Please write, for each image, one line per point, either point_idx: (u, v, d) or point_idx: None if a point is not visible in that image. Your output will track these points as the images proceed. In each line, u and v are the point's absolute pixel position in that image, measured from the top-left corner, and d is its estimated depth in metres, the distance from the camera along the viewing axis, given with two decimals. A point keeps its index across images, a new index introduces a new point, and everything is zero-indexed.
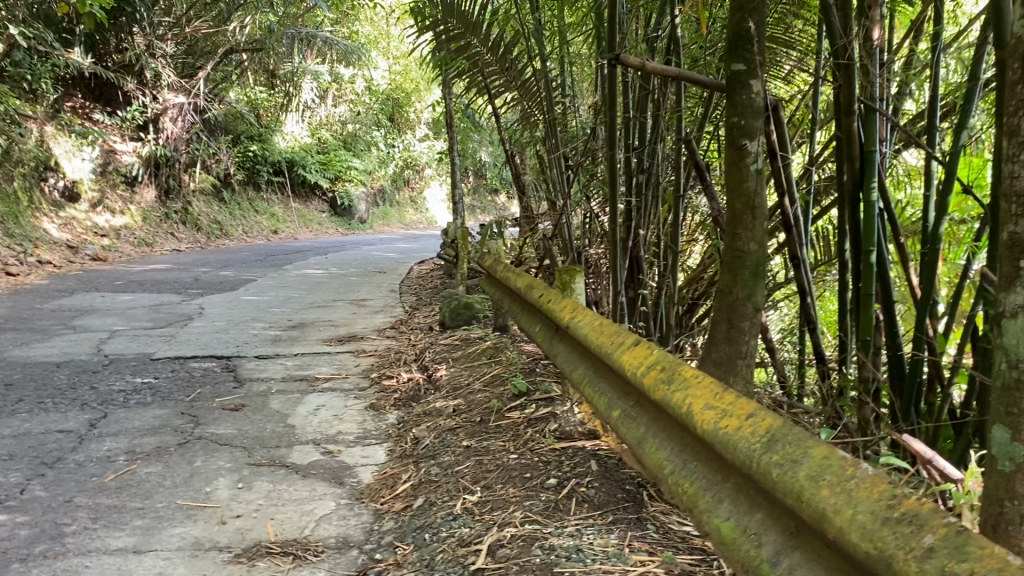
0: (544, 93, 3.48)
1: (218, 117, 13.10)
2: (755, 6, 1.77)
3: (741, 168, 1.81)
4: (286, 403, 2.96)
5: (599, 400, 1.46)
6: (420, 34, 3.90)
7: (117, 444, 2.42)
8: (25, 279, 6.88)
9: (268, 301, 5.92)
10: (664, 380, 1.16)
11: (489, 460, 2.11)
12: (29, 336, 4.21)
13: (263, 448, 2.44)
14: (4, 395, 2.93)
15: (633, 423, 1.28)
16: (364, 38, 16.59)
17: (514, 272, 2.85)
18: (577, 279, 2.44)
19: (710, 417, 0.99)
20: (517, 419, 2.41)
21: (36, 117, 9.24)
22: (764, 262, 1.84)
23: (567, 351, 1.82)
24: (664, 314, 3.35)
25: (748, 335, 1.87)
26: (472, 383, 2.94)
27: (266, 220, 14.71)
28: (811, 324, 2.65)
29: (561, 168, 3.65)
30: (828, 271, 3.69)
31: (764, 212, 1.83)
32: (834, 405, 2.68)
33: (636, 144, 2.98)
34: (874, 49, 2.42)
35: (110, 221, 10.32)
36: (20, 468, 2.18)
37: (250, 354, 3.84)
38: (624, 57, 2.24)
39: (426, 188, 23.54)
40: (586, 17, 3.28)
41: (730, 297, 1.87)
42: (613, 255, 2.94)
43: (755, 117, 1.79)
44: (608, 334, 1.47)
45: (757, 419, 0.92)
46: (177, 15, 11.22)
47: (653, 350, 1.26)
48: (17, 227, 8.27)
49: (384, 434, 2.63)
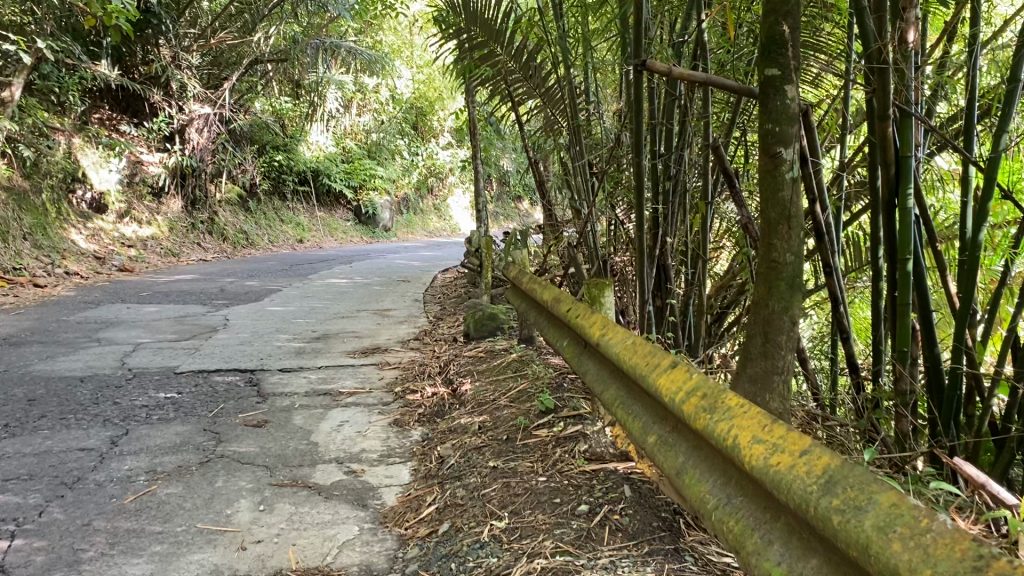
0: (568, 100, 3.42)
1: (243, 127, 13.19)
2: (789, 9, 1.68)
3: (776, 177, 1.73)
4: (309, 419, 2.92)
5: (633, 423, 1.40)
6: (444, 44, 3.90)
7: (138, 463, 2.39)
8: (52, 291, 6.93)
9: (293, 312, 5.91)
10: (705, 408, 1.09)
11: (517, 483, 2.05)
12: (55, 349, 4.21)
13: (285, 468, 2.39)
14: (27, 411, 2.91)
15: (672, 451, 1.21)
16: (387, 47, 16.60)
17: (539, 283, 2.78)
18: (606, 292, 2.36)
19: (758, 451, 0.93)
20: (545, 438, 2.35)
21: (63, 129, 9.49)
22: (800, 274, 1.76)
23: (597, 368, 1.75)
24: (694, 324, 3.27)
25: (785, 349, 1.79)
26: (498, 399, 2.88)
27: (291, 229, 14.78)
28: (845, 334, 2.56)
29: (586, 175, 3.58)
30: (860, 278, 3.59)
31: (801, 222, 1.75)
32: (870, 418, 2.59)
33: (662, 151, 2.91)
34: (909, 52, 2.32)
35: (136, 232, 10.39)
36: (39, 489, 2.15)
37: (274, 367, 3.81)
38: (650, 62, 2.17)
39: (449, 195, 23.60)
40: (610, 23, 3.22)
41: (766, 310, 1.79)
42: (640, 265, 2.87)
43: (790, 124, 1.72)
44: (641, 354, 1.40)
45: (812, 457, 0.86)
46: (202, 26, 11.27)
47: (692, 373, 1.19)
48: (45, 239, 8.35)
49: (408, 452, 2.57)
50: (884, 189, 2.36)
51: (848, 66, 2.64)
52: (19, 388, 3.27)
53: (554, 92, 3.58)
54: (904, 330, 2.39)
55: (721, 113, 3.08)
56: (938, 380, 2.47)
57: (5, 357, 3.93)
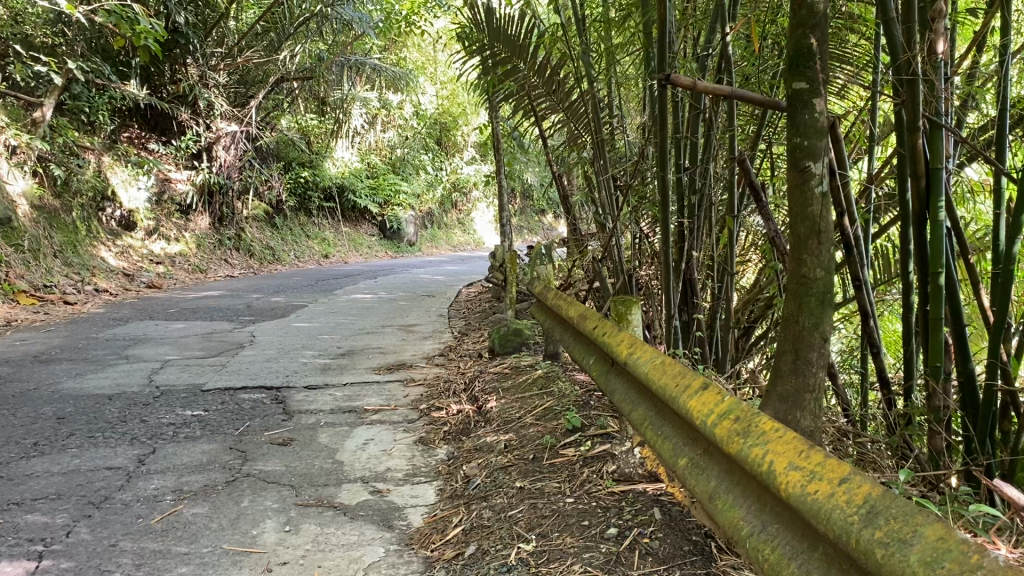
0: (591, 114, 3.40)
1: (269, 144, 13.32)
2: (816, 22, 1.66)
3: (805, 191, 1.70)
4: (335, 437, 2.91)
5: (663, 444, 1.37)
6: (467, 60, 3.92)
7: (165, 482, 2.39)
8: (83, 307, 7.02)
9: (319, 328, 5.93)
10: (739, 431, 1.06)
11: (544, 504, 2.03)
12: (84, 366, 4.25)
13: (311, 487, 2.38)
14: (56, 429, 2.93)
15: (703, 475, 1.18)
16: (412, 64, 16.67)
17: (565, 300, 2.76)
18: (633, 309, 2.33)
19: (795, 478, 0.90)
20: (572, 457, 2.32)
21: (94, 148, 9.63)
22: (831, 289, 1.72)
23: (625, 388, 1.72)
24: (721, 338, 3.23)
25: (816, 366, 1.76)
26: (523, 417, 2.86)
27: (317, 244, 14.90)
28: (875, 348, 2.51)
29: (610, 189, 3.55)
30: (890, 289, 3.53)
31: (831, 236, 1.72)
32: (902, 435, 2.53)
33: (687, 164, 2.88)
34: (939, 63, 2.28)
35: (165, 248, 10.52)
36: (67, 509, 2.16)
37: (299, 384, 3.81)
38: (673, 75, 2.14)
39: (473, 210, 23.74)
40: (633, 37, 3.21)
41: (796, 326, 1.76)
42: (666, 279, 2.84)
43: (819, 138, 1.69)
44: (671, 374, 1.37)
45: (852, 485, 0.83)
46: (228, 45, 11.33)
47: (724, 396, 1.17)
48: (75, 256, 8.46)
49: (434, 471, 2.55)
50: (914, 202, 2.32)
51: (876, 76, 2.61)
52: (49, 406, 3.29)
53: (577, 107, 3.58)
54: (937, 345, 2.34)
55: (746, 125, 3.05)
56: (973, 396, 2.41)
57: (35, 375, 3.97)
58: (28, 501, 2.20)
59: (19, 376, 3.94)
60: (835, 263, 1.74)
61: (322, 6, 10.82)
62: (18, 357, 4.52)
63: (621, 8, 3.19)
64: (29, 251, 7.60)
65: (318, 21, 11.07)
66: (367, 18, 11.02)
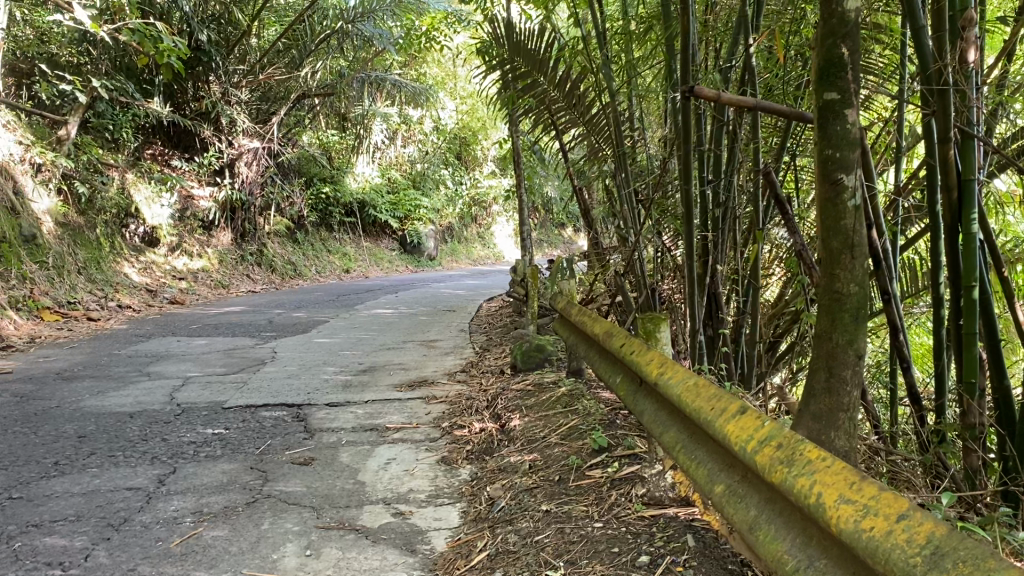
0: (613, 128, 3.35)
1: (291, 160, 13.38)
2: (847, 31, 1.61)
3: (838, 205, 1.65)
4: (356, 457, 2.87)
5: (698, 470, 1.32)
6: (486, 74, 3.90)
7: (185, 504, 2.36)
8: (106, 324, 7.05)
9: (340, 344, 5.91)
10: (783, 459, 1.01)
11: (571, 529, 1.98)
12: (106, 383, 4.24)
13: (333, 509, 2.35)
14: (76, 448, 2.91)
15: (742, 503, 1.14)
16: (432, 79, 16.66)
17: (589, 316, 2.71)
18: (661, 327, 2.27)
19: (847, 513, 0.85)
20: (599, 479, 2.27)
21: (117, 165, 9.73)
22: (865, 304, 1.67)
23: (654, 409, 1.67)
24: (746, 354, 3.15)
25: (850, 385, 1.70)
26: (548, 436, 2.80)
27: (338, 259, 14.96)
28: (905, 363, 2.43)
29: (632, 203, 3.49)
30: (917, 303, 3.45)
31: (865, 251, 1.66)
32: (936, 453, 2.46)
33: (711, 177, 2.83)
34: (970, 72, 2.20)
35: (187, 264, 10.57)
36: (86, 531, 2.13)
37: (321, 402, 3.78)
38: (697, 87, 2.09)
39: (493, 224, 23.81)
40: (655, 49, 3.18)
41: (828, 343, 1.70)
42: (691, 295, 2.78)
43: (851, 150, 1.63)
44: (705, 396, 1.32)
45: (912, 523, 0.77)
46: (251, 63, 11.33)
47: (765, 420, 1.12)
48: (99, 273, 8.50)
49: (457, 492, 2.50)
50: (946, 214, 2.25)
51: (903, 86, 2.54)
52: (70, 425, 3.28)
53: (598, 121, 3.54)
54: (971, 361, 2.27)
55: (770, 138, 3.00)
56: (1010, 413, 2.33)
57: (57, 393, 3.96)
58: (47, 523, 2.18)
59: (42, 394, 3.94)
60: (868, 278, 1.68)
61: (343, 22, 11.00)
62: (41, 374, 4.53)
63: (643, 21, 3.15)
64: (53, 269, 7.64)
65: (339, 39, 11.19)
66: (387, 35, 11.13)
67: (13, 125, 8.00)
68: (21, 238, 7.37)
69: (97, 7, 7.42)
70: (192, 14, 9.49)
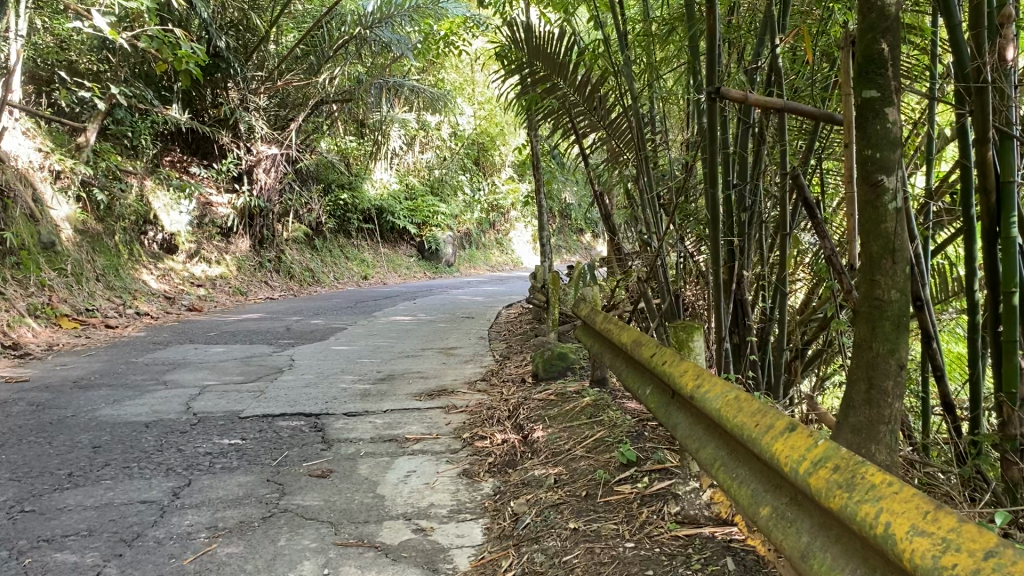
0: (633, 132, 3.26)
1: (309, 166, 13.39)
2: (887, 26, 1.52)
3: (878, 208, 1.55)
4: (375, 469, 2.80)
5: (740, 490, 1.23)
6: (505, 79, 3.84)
7: (200, 518, 2.30)
8: (124, 331, 7.03)
9: (358, 351, 5.85)
10: (841, 483, 0.93)
11: (601, 549, 1.90)
12: (123, 392, 4.19)
13: (351, 524, 2.27)
14: (91, 459, 2.86)
15: (792, 528, 1.05)
16: (450, 85, 16.59)
17: (615, 324, 2.61)
18: (693, 336, 2.18)
19: (923, 546, 0.76)
20: (628, 495, 2.20)
21: (136, 172, 9.77)
22: (907, 312, 1.57)
23: (689, 423, 1.58)
24: (773, 362, 3.06)
25: (892, 397, 1.59)
26: (573, 448, 2.72)
27: (356, 266, 14.96)
28: (938, 372, 2.31)
29: (654, 207, 3.35)
30: (947, 308, 3.35)
31: (907, 256, 1.56)
32: (974, 465, 2.34)
33: (737, 181, 2.74)
34: (1009, 71, 2.08)
35: (206, 271, 10.55)
36: (98, 547, 2.07)
37: (339, 411, 3.72)
38: (724, 88, 2.00)
39: (511, 230, 23.81)
40: (678, 52, 3.09)
41: (868, 352, 1.59)
42: (717, 301, 2.66)
43: (893, 150, 1.53)
44: (748, 412, 1.24)
45: (1004, 561, 0.68)
46: (269, 69, 11.28)
47: (818, 439, 1.03)
48: (118, 279, 8.50)
49: (480, 507, 2.42)
50: (983, 217, 2.12)
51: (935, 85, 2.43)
52: (85, 434, 3.23)
53: (618, 124, 3.45)
54: (1011, 370, 2.14)
55: (796, 141, 2.92)
56: None
57: (73, 401, 3.91)
58: (59, 538, 2.12)
59: (58, 403, 3.90)
60: (909, 284, 1.58)
61: (361, 27, 10.90)
62: (58, 382, 4.49)
63: (663, 23, 3.07)
64: (72, 275, 7.64)
65: (357, 44, 11.10)
66: (405, 40, 11.04)
67: (33, 133, 8.10)
68: (40, 245, 7.39)
69: (116, 15, 7.43)
70: (211, 21, 9.49)
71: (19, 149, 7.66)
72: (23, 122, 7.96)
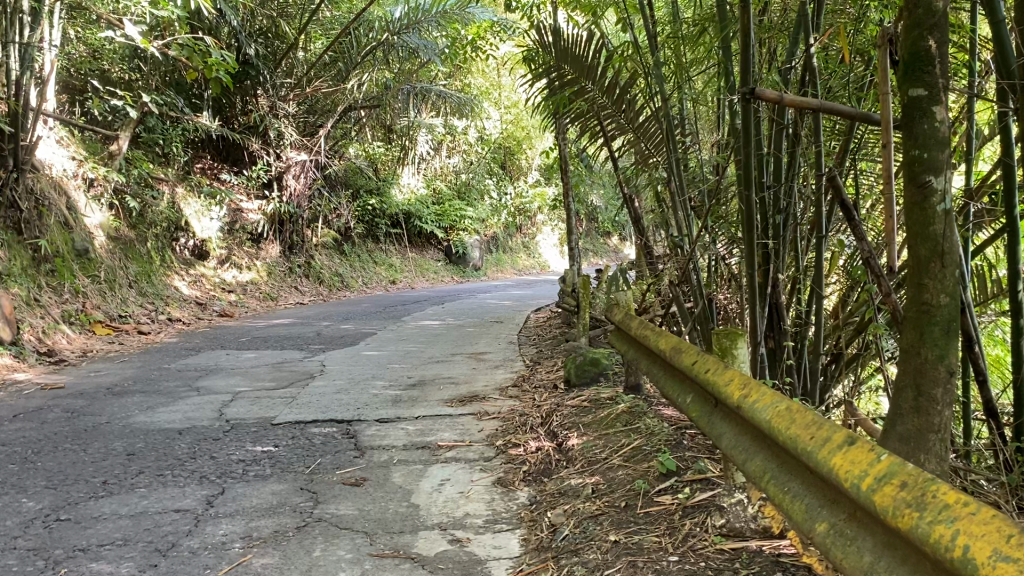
0: (664, 134, 3.20)
1: (338, 173, 13.46)
2: (935, 22, 1.46)
3: (926, 210, 1.48)
4: (409, 477, 2.77)
5: (793, 506, 1.20)
6: (532, 85, 3.82)
7: (234, 527, 2.28)
8: (156, 337, 7.09)
9: (388, 357, 5.83)
10: (909, 502, 0.89)
11: (644, 563, 1.86)
12: (156, 398, 4.21)
13: (386, 534, 2.25)
14: (126, 467, 2.86)
15: (853, 546, 1.01)
16: (477, 89, 16.54)
17: (651, 329, 2.56)
18: (736, 343, 2.12)
19: (1009, 572, 0.72)
20: (670, 506, 2.15)
21: (167, 178, 9.89)
22: (957, 317, 1.50)
23: (735, 433, 1.54)
24: (809, 366, 2.98)
25: (941, 404, 1.52)
26: (610, 458, 2.68)
27: (384, 270, 15.02)
28: (981, 377, 2.21)
29: (685, 210, 3.27)
30: (986, 311, 3.26)
31: (957, 258, 1.49)
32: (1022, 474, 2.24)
33: (771, 183, 2.67)
34: None
35: (236, 277, 10.64)
36: (133, 557, 2.06)
37: (371, 417, 3.69)
38: (758, 90, 1.94)
39: (538, 233, 23.78)
40: (710, 54, 3.03)
41: (917, 359, 1.53)
42: (753, 304, 2.57)
43: (942, 149, 1.47)
44: (801, 422, 1.20)
45: None
46: (298, 76, 11.31)
47: (880, 454, 1.00)
48: (150, 286, 8.58)
49: (516, 518, 2.39)
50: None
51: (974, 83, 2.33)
52: (119, 441, 3.24)
53: (647, 127, 3.38)
54: None
55: (831, 141, 2.85)
56: None
57: (107, 408, 3.93)
58: (94, 547, 2.12)
59: (93, 409, 3.93)
60: (958, 286, 1.52)
61: (389, 33, 10.92)
62: (91, 389, 4.51)
63: (694, 23, 3.01)
64: (105, 282, 7.71)
65: (385, 51, 11.10)
66: (432, 46, 11.04)
67: (68, 142, 8.24)
68: (75, 252, 7.47)
69: (147, 24, 7.49)
70: (240, 29, 9.64)
71: (54, 157, 7.84)
72: (57, 130, 8.13)
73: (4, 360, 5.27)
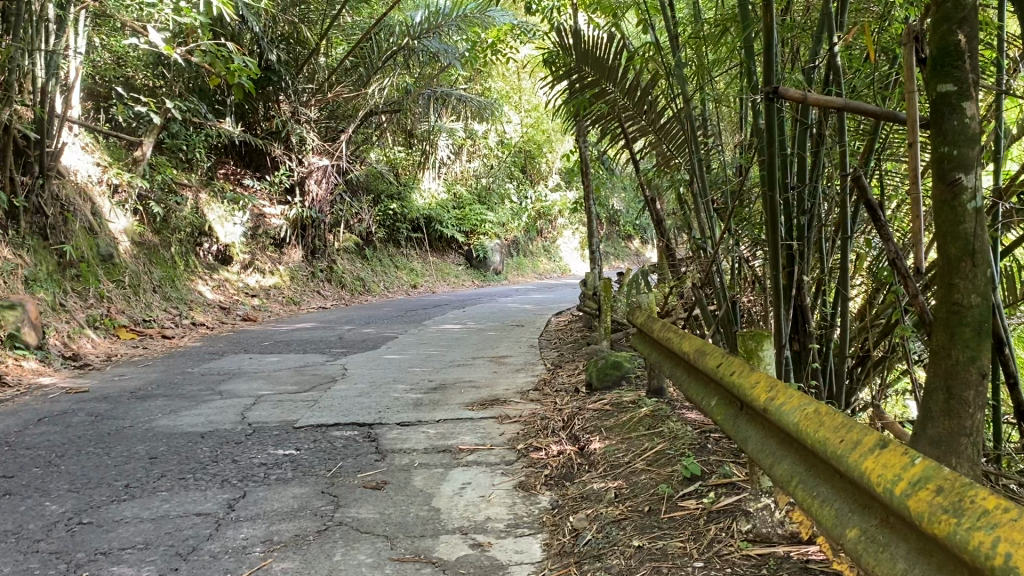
0: (686, 135, 3.16)
1: (359, 178, 13.53)
2: (965, 16, 1.42)
3: (956, 208, 1.44)
4: (430, 481, 2.76)
5: (824, 511, 1.17)
6: (551, 87, 3.79)
7: (254, 531, 2.28)
8: (179, 341, 7.13)
9: (410, 360, 5.82)
10: (946, 507, 0.87)
11: (669, 569, 1.84)
12: (179, 402, 4.22)
13: (407, 538, 2.23)
14: (148, 470, 2.87)
15: (886, 553, 0.99)
16: (498, 93, 16.55)
17: (674, 331, 2.52)
18: (762, 345, 2.08)
19: None
20: (695, 511, 2.12)
21: (190, 184, 10.00)
22: (988, 319, 1.46)
23: (761, 436, 1.51)
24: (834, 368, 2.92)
25: (973, 406, 1.47)
26: (632, 461, 2.65)
27: (405, 274, 15.06)
28: (1013, 380, 2.15)
29: (707, 211, 3.23)
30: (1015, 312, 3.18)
31: (988, 257, 1.45)
32: None
33: (795, 182, 2.61)
34: None
35: (260, 281, 10.69)
36: (154, 560, 2.06)
37: (392, 421, 3.68)
38: (782, 88, 1.90)
39: (559, 238, 23.78)
40: (731, 53, 2.99)
41: (947, 360, 1.49)
42: (777, 306, 2.53)
43: (972, 146, 1.43)
44: (831, 424, 1.17)
45: None
46: (319, 81, 11.26)
47: (913, 457, 0.97)
48: (174, 291, 8.64)
49: (538, 522, 2.36)
50: None
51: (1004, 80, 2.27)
52: (141, 445, 3.25)
53: (669, 128, 3.37)
54: None
55: (856, 141, 2.81)
56: None
57: (130, 412, 3.95)
58: (115, 551, 2.12)
59: (117, 413, 3.95)
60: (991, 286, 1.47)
61: (409, 38, 10.91)
62: (116, 393, 4.54)
63: (715, 24, 2.97)
64: (129, 287, 7.77)
65: (405, 55, 11.13)
66: (452, 50, 11.07)
67: (92, 148, 8.36)
68: (99, 257, 7.55)
69: (171, 30, 7.57)
70: (262, 34, 9.75)
71: (79, 164, 7.95)
72: (82, 137, 8.23)
73: (29, 364, 5.32)
